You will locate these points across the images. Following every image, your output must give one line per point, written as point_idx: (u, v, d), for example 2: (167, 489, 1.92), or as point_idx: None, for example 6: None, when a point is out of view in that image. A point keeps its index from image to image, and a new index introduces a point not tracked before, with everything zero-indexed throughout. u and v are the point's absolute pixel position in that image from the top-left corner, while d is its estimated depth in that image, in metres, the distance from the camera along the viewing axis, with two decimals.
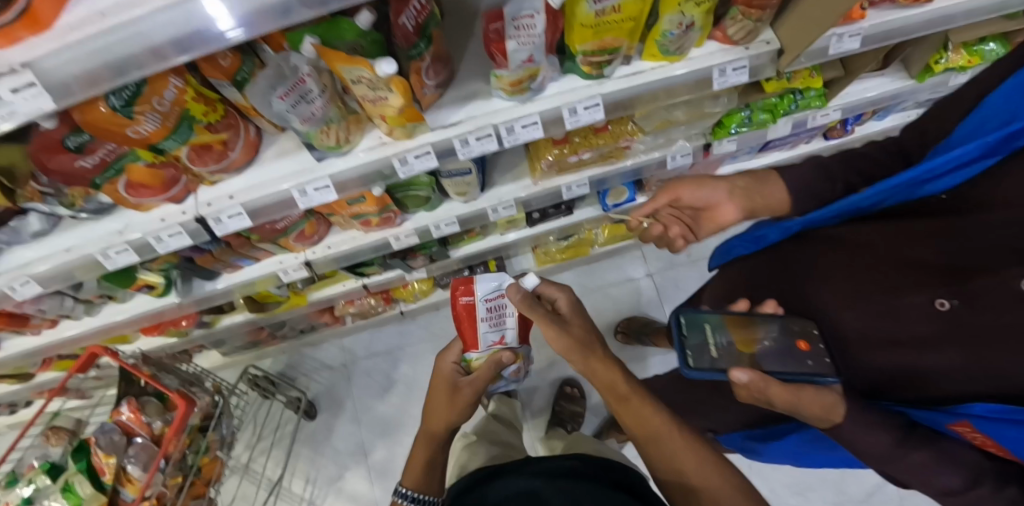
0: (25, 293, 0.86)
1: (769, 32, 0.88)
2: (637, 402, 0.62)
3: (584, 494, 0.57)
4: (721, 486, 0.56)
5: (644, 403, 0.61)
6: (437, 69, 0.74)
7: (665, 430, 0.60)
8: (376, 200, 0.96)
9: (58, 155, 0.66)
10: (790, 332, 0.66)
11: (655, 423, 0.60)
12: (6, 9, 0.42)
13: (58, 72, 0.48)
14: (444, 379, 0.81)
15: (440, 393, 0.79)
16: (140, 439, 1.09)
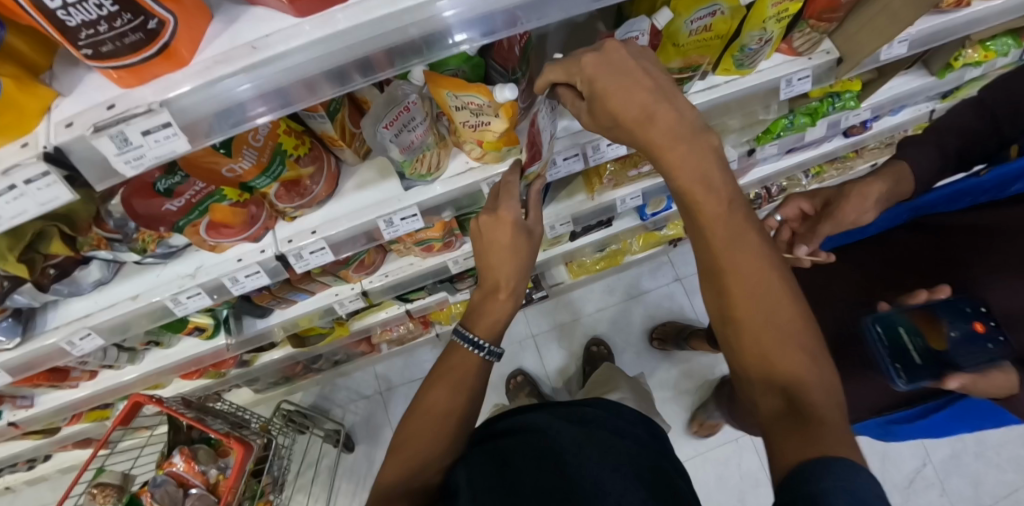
0: (84, 348, 0.81)
1: (827, 42, 0.91)
2: (726, 218, 0.45)
3: (592, 439, 0.67)
4: (817, 377, 0.41)
5: (739, 224, 0.45)
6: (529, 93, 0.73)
7: (761, 275, 0.44)
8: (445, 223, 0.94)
9: (151, 199, 0.62)
10: (965, 314, 0.70)
11: (748, 261, 0.44)
12: (150, 44, 0.39)
13: (193, 110, 0.44)
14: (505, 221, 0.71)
15: (507, 235, 0.72)
16: (196, 490, 1.04)
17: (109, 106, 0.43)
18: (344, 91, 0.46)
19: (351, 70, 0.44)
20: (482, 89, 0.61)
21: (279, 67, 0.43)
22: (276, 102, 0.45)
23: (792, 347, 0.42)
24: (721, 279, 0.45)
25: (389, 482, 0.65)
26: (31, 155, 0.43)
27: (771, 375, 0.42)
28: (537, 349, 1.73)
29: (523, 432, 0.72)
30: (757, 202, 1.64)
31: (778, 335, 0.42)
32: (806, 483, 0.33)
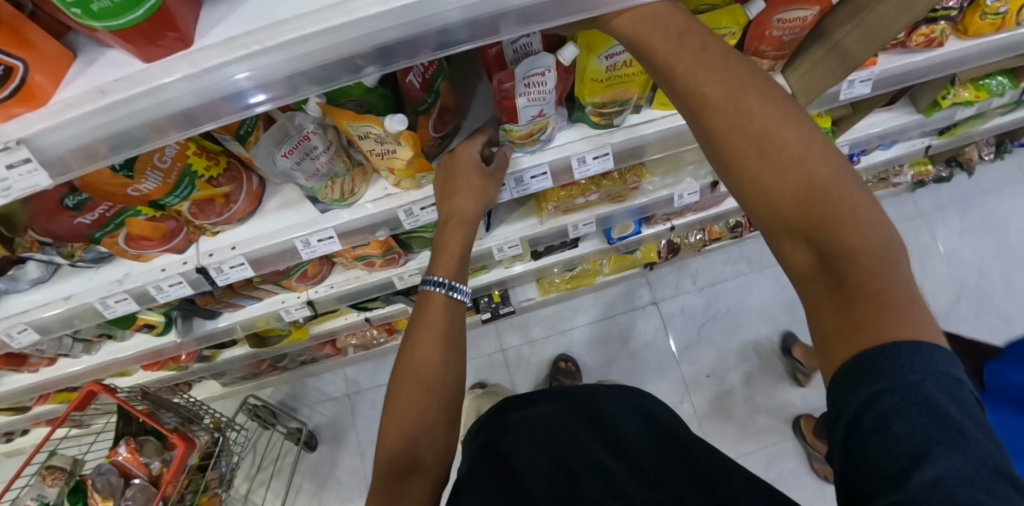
0: (23, 341, 0.85)
1: (780, 77, 0.87)
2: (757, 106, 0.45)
3: (614, 424, 0.67)
4: (873, 237, 0.40)
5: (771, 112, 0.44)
6: (444, 121, 0.73)
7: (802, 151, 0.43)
8: (379, 243, 0.94)
9: (58, 216, 0.65)
10: None
11: (787, 139, 0.44)
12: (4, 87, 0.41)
13: (56, 147, 0.47)
14: (467, 160, 0.71)
15: (467, 174, 0.70)
16: (138, 480, 1.08)
17: None
18: (190, 133, 0.49)
19: (197, 111, 0.47)
20: (376, 121, 0.61)
21: (125, 112, 0.45)
22: (131, 141, 0.48)
23: (853, 218, 0.40)
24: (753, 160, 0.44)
25: (396, 458, 0.60)
26: None
27: (821, 256, 0.41)
28: (504, 364, 1.70)
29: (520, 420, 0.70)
30: (738, 229, 1.58)
31: (832, 205, 0.41)
32: (861, 384, 0.35)
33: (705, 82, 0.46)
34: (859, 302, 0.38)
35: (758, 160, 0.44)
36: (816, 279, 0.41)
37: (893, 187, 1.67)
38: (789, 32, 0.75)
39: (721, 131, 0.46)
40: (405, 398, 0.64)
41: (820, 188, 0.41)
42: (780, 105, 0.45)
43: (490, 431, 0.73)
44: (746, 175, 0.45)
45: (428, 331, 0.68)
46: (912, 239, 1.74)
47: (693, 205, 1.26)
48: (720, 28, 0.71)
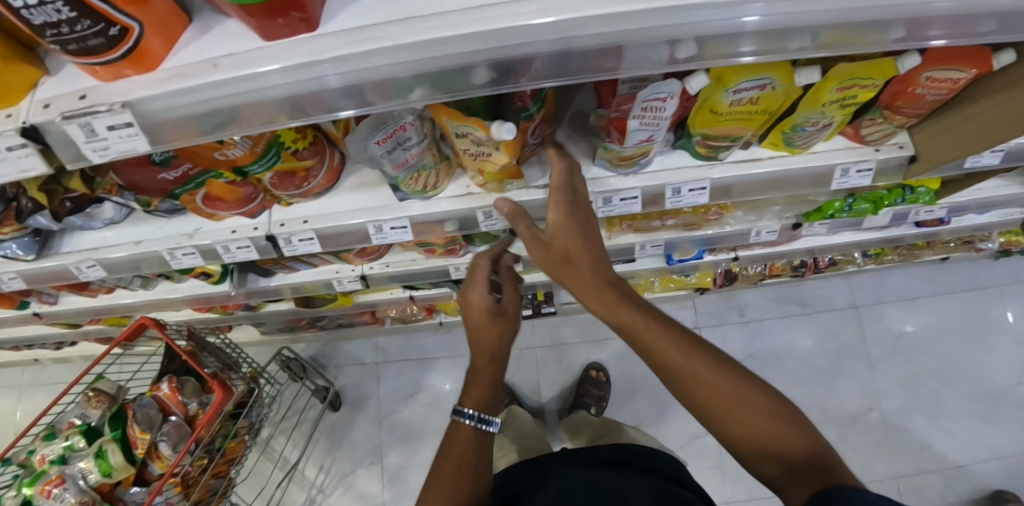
0: (90, 276, 0.88)
1: (903, 134, 0.80)
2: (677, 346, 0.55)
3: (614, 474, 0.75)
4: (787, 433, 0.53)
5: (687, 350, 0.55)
6: (543, 126, 0.68)
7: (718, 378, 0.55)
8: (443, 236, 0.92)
9: (143, 170, 0.63)
10: None
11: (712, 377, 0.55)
12: (115, 49, 0.39)
13: (158, 113, 0.44)
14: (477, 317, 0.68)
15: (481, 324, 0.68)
16: (175, 417, 1.12)
17: (81, 96, 0.44)
18: (297, 122, 0.47)
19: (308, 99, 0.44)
20: (481, 124, 0.58)
21: (235, 91, 0.43)
22: (210, 121, 0.46)
23: (754, 402, 0.54)
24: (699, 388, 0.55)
25: None
26: (10, 127, 0.45)
27: (740, 440, 0.55)
28: (530, 361, 1.68)
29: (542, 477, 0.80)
30: (800, 269, 1.51)
31: (736, 397, 0.54)
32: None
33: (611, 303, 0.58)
34: (808, 475, 0.50)
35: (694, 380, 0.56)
36: (745, 452, 0.55)
37: (975, 252, 1.55)
38: (934, 91, 0.67)
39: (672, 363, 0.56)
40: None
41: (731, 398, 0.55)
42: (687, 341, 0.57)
43: (518, 484, 0.85)
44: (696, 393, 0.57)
45: (452, 459, 0.67)
46: (983, 311, 1.63)
47: (763, 241, 1.19)
48: (865, 79, 0.63)
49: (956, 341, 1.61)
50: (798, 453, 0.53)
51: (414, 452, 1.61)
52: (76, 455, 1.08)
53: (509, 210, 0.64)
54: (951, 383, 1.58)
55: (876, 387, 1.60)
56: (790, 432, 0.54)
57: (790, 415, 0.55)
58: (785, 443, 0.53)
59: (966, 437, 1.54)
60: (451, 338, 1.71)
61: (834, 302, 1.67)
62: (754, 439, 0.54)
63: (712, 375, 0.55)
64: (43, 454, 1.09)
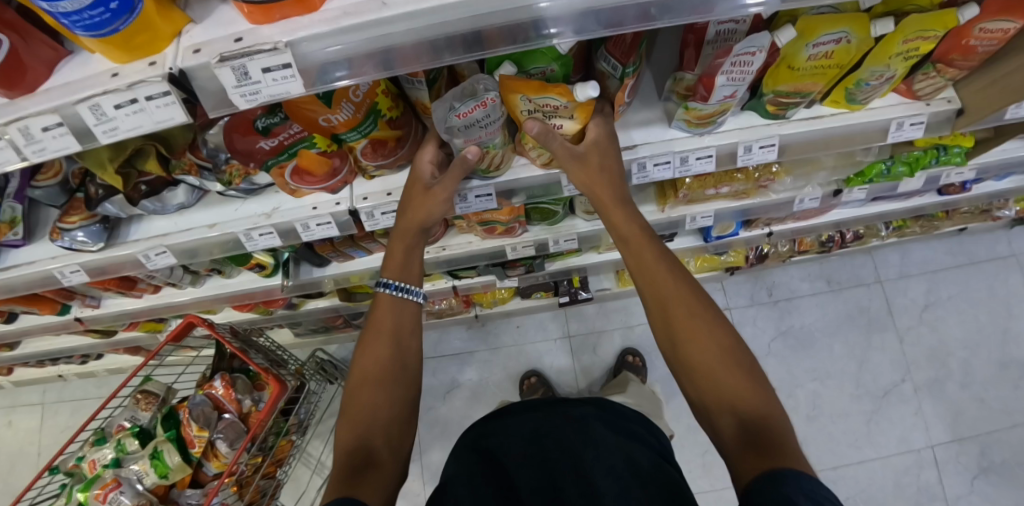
0: (159, 264, 0.87)
1: (949, 91, 0.85)
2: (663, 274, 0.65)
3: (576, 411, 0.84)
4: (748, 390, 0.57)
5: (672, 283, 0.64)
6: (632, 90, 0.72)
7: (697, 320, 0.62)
8: (506, 211, 0.94)
9: (249, 136, 0.66)
10: None
11: (695, 319, 0.61)
12: None
13: (313, 56, 0.46)
14: (420, 181, 0.71)
15: (412, 192, 0.72)
16: (229, 415, 1.09)
17: (237, 39, 0.46)
18: (435, 65, 0.48)
19: (458, 40, 0.46)
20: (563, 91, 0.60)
21: (393, 31, 0.45)
22: (338, 71, 0.48)
23: (719, 340, 0.61)
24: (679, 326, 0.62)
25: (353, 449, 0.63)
26: (157, 74, 0.47)
27: (697, 377, 0.60)
28: (566, 351, 1.69)
29: (513, 438, 0.80)
30: (827, 244, 1.56)
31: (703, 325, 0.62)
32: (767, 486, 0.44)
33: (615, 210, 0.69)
34: (756, 438, 0.52)
35: (682, 316, 0.62)
36: (703, 396, 0.59)
37: (991, 222, 1.62)
38: (986, 42, 0.72)
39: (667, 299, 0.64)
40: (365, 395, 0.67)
41: (706, 344, 0.60)
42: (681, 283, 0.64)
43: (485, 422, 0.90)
44: (682, 336, 0.62)
45: (378, 334, 0.73)
46: (1000, 279, 1.68)
47: (800, 212, 1.24)
48: (929, 30, 0.67)
49: (980, 310, 1.67)
50: (759, 413, 0.55)
51: None
52: (130, 457, 1.05)
53: (540, 132, 0.62)
54: (978, 350, 1.63)
55: (905, 358, 1.64)
56: (750, 389, 0.57)
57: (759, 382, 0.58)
58: (744, 398, 0.56)
59: (996, 403, 1.58)
60: (485, 332, 1.71)
61: (858, 277, 1.73)
62: (714, 376, 0.59)
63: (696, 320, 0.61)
64: (93, 460, 1.06)
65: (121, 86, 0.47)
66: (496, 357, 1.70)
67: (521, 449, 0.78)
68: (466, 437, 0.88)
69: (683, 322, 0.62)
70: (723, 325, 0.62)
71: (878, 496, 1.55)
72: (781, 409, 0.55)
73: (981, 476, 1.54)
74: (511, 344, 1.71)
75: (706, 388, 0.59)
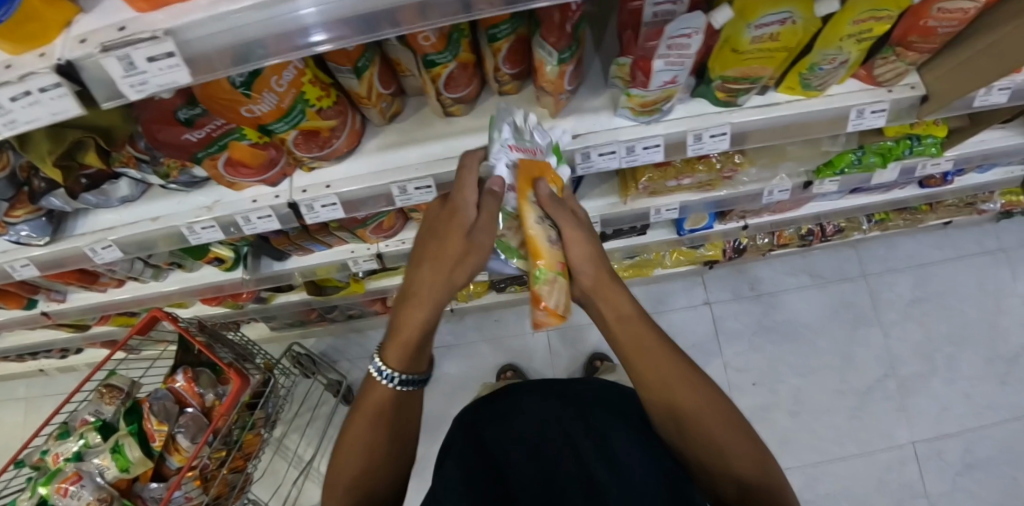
0: (106, 258, 0.86)
1: (913, 76, 0.82)
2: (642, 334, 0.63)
3: (573, 406, 0.81)
4: (744, 454, 0.59)
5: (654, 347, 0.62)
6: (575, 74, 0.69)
7: (685, 391, 0.61)
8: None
9: (169, 127, 0.63)
10: None
11: (682, 391, 0.61)
12: None
13: (201, 44, 0.45)
14: (459, 225, 0.55)
15: (448, 237, 0.56)
16: (192, 409, 1.10)
17: (121, 28, 0.45)
18: (324, 48, 0.46)
19: (351, 25, 0.45)
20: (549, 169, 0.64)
21: (281, 14, 0.44)
22: (235, 60, 0.47)
23: (723, 420, 0.61)
24: (674, 401, 0.61)
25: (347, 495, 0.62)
26: (46, 65, 0.45)
27: (694, 446, 0.61)
28: (546, 346, 1.68)
29: (511, 442, 0.76)
30: (808, 237, 1.55)
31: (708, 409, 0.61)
32: None
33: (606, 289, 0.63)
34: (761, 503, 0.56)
35: (676, 387, 0.61)
36: (704, 465, 0.61)
37: (976, 215, 1.62)
38: (946, 23, 0.68)
39: (656, 370, 0.62)
40: (355, 443, 0.63)
41: (701, 415, 0.61)
42: (668, 350, 0.63)
43: (474, 420, 0.85)
44: (676, 407, 0.61)
45: (368, 408, 0.62)
46: (989, 272, 1.66)
47: (774, 204, 1.22)
48: (880, 10, 0.62)
49: (969, 304, 1.65)
50: (761, 481, 0.58)
51: (435, 442, 1.62)
52: (91, 451, 1.05)
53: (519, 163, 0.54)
54: (967, 347, 1.62)
55: (889, 353, 1.63)
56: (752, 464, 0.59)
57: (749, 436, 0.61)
58: (742, 464, 0.58)
59: (982, 399, 1.58)
60: (464, 326, 1.70)
61: (843, 271, 1.70)
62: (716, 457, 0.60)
63: (685, 392, 0.61)
64: (56, 454, 1.06)
65: (12, 78, 0.46)
66: (475, 351, 1.68)
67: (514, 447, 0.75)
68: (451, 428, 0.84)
69: (692, 413, 0.61)
70: (710, 387, 0.62)
71: (861, 493, 1.53)
72: (780, 477, 0.58)
73: (964, 472, 1.53)
74: (489, 337, 1.69)
75: (706, 463, 0.61)
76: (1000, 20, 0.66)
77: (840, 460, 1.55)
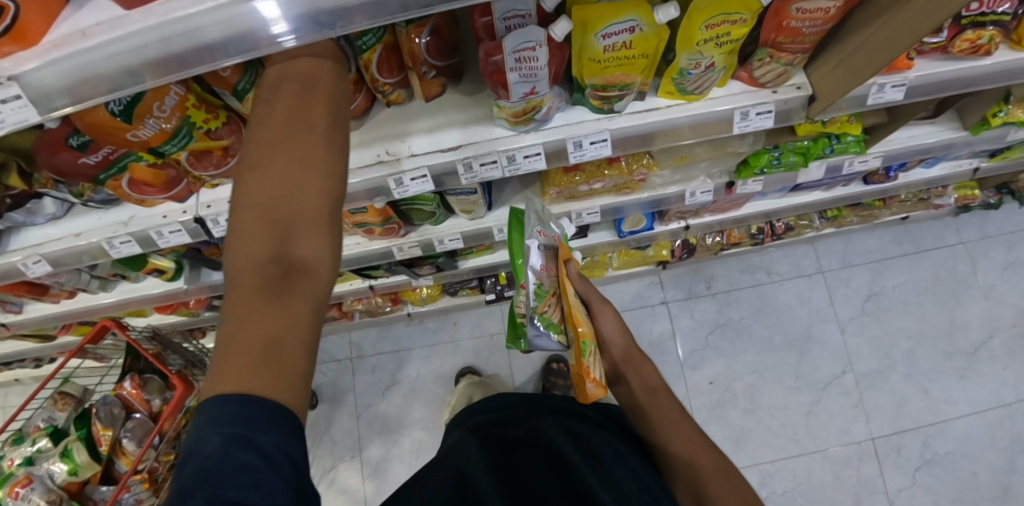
0: (38, 271, 0.92)
1: (802, 75, 0.83)
2: (667, 402, 0.76)
3: (579, 424, 0.73)
4: None
5: (675, 412, 0.75)
6: (442, 51, 0.73)
7: (700, 456, 0.71)
8: (376, 212, 0.94)
9: (62, 153, 0.67)
10: None
11: (699, 453, 0.71)
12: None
13: (44, 84, 0.50)
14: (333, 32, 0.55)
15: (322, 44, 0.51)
16: (139, 414, 1.15)
17: None
18: (171, 80, 0.51)
19: (180, 58, 0.49)
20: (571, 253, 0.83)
21: (106, 55, 0.48)
22: (79, 95, 0.51)
23: (724, 468, 0.70)
24: (692, 461, 0.70)
25: (261, 264, 0.40)
26: None
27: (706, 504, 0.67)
28: (502, 348, 1.70)
29: (516, 442, 0.71)
30: (759, 235, 1.54)
31: (710, 458, 0.71)
32: None
33: (645, 365, 0.79)
34: None
35: (692, 449, 0.72)
36: None
37: (933, 210, 1.61)
38: (810, 23, 0.69)
39: (678, 434, 0.73)
40: (261, 182, 0.42)
41: (715, 475, 0.69)
42: (685, 423, 0.75)
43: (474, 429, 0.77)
44: (691, 466, 0.70)
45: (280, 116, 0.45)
46: (948, 266, 1.68)
47: (708, 204, 1.23)
48: (730, 13, 0.65)
49: (926, 298, 1.66)
50: None
51: (396, 443, 1.65)
52: (42, 456, 1.11)
53: None
54: (925, 341, 1.62)
55: (847, 350, 1.63)
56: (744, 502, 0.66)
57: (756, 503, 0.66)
58: None
59: (940, 393, 1.58)
60: (424, 329, 1.74)
61: (800, 268, 1.70)
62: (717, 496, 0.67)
63: (705, 457, 0.71)
64: (11, 459, 1.12)
65: None
66: (433, 354, 1.71)
67: (523, 444, 0.70)
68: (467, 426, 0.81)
69: (711, 481, 0.68)
70: (725, 462, 0.71)
71: (817, 490, 1.52)
72: None
73: (923, 468, 1.52)
74: (449, 340, 1.72)
75: None
76: (867, 19, 0.69)
77: (797, 458, 1.55)
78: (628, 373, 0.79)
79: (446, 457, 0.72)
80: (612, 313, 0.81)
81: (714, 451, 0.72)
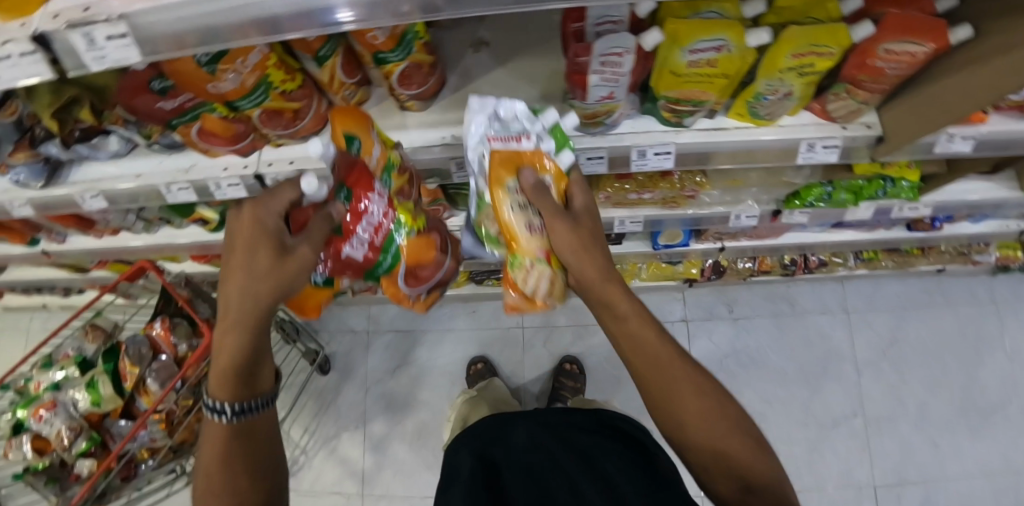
0: (94, 205, 0.94)
1: (872, 114, 0.83)
2: (632, 318, 0.59)
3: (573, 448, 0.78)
4: (738, 446, 0.58)
5: (643, 325, 0.59)
6: (416, 275, 0.75)
7: (677, 374, 0.59)
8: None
9: (142, 95, 0.69)
10: None
11: (674, 370, 0.59)
12: None
13: (150, 28, 0.51)
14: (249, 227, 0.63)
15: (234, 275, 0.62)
16: (164, 357, 1.17)
17: (86, 9, 0.51)
18: (270, 39, 0.51)
19: (282, 21, 0.49)
20: (541, 154, 0.66)
21: (213, 8, 0.49)
22: (181, 43, 0.52)
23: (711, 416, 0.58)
24: (661, 377, 0.59)
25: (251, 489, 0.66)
26: (23, 33, 0.52)
27: (683, 424, 0.58)
28: (515, 342, 1.71)
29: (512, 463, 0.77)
30: (790, 267, 1.54)
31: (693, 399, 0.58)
32: None
33: (607, 287, 0.59)
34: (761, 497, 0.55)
35: (662, 368, 0.59)
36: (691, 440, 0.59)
37: (971, 265, 1.58)
38: (893, 65, 0.68)
39: (641, 351, 0.59)
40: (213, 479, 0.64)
41: (695, 390, 0.59)
42: (652, 331, 0.60)
43: (479, 441, 0.84)
44: (663, 387, 0.59)
45: (209, 472, 0.65)
46: (976, 323, 1.66)
47: (748, 229, 1.22)
48: (820, 45, 0.64)
49: (948, 352, 1.64)
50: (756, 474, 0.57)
51: (400, 421, 1.67)
52: (68, 382, 1.16)
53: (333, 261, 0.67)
54: (941, 395, 1.61)
55: (861, 394, 1.62)
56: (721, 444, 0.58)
57: (730, 416, 0.59)
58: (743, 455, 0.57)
59: (950, 449, 1.56)
60: (443, 312, 1.75)
61: (824, 304, 1.69)
62: (699, 415, 0.58)
63: (678, 366, 0.59)
64: (39, 381, 1.17)
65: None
66: (448, 338, 1.73)
67: (516, 466, 0.76)
68: (470, 440, 0.85)
69: (689, 403, 0.58)
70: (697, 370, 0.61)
71: None
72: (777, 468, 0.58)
73: None
74: (464, 327, 1.74)
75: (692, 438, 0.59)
76: (945, 70, 0.68)
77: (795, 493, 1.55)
78: (586, 293, 0.62)
79: (453, 465, 0.81)
80: (559, 222, 0.61)
81: (682, 360, 0.60)
